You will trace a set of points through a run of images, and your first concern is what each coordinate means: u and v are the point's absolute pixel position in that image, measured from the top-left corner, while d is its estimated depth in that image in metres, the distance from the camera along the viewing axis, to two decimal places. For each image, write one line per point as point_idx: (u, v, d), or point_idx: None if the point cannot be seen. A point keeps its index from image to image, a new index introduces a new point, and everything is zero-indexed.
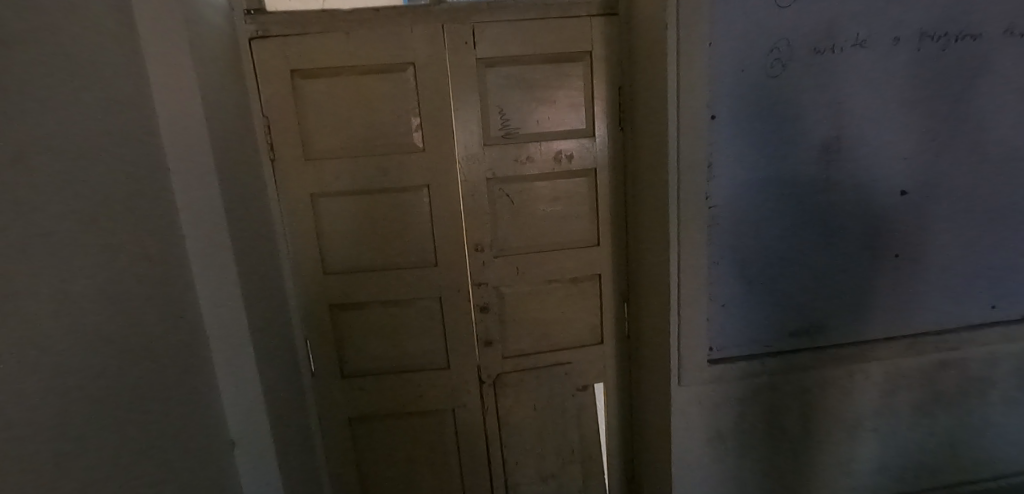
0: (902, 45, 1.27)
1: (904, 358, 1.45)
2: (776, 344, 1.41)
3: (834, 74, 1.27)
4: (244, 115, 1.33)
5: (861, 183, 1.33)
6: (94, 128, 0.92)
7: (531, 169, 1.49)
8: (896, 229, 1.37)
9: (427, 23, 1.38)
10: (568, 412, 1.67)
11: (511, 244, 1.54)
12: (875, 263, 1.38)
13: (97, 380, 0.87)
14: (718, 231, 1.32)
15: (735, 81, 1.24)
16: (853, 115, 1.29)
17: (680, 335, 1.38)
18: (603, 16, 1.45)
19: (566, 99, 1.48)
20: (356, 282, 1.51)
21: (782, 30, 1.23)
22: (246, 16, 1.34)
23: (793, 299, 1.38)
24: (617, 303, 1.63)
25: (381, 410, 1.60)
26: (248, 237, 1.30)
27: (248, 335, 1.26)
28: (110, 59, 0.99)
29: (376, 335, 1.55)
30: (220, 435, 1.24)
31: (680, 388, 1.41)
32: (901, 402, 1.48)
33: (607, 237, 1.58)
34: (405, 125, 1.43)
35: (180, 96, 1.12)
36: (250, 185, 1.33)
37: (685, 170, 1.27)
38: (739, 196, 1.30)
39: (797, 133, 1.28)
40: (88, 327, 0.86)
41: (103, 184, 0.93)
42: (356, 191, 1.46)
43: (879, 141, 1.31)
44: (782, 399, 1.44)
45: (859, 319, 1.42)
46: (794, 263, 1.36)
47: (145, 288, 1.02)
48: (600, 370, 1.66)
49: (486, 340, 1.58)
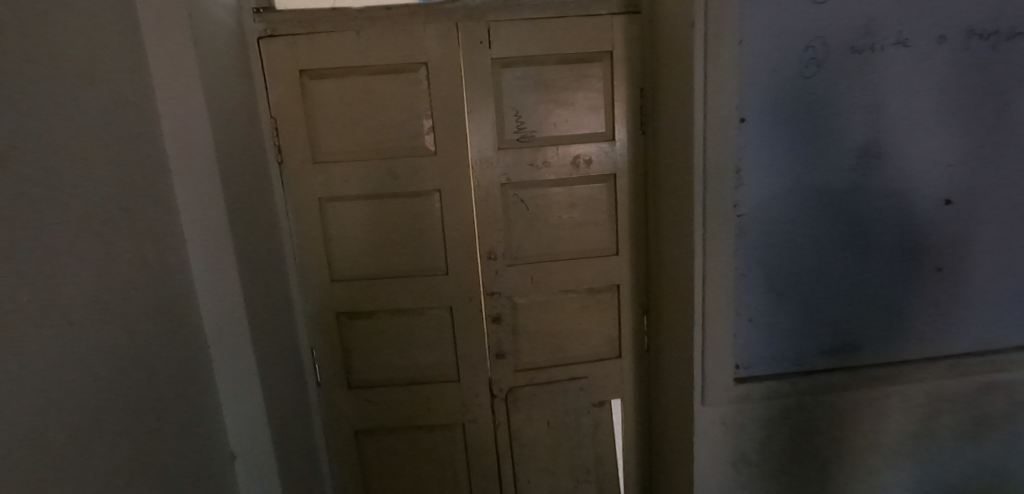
0: (948, 44, 1.18)
1: (946, 380, 1.35)
2: (807, 362, 1.32)
3: (873, 75, 1.18)
4: (251, 116, 1.29)
5: (902, 192, 1.24)
6: (91, 128, 0.88)
7: (547, 174, 1.43)
8: (939, 240, 1.27)
9: (440, 22, 1.33)
10: (583, 428, 1.60)
11: (526, 252, 1.47)
12: (916, 277, 1.29)
13: (89, 390, 0.82)
14: (746, 241, 1.24)
15: (766, 82, 1.16)
16: (894, 118, 1.21)
17: (704, 351, 1.30)
18: (624, 15, 1.38)
19: (585, 101, 1.41)
20: (364, 290, 1.46)
21: (818, 27, 1.15)
22: (255, 15, 1.31)
23: (826, 315, 1.30)
24: (636, 315, 1.55)
25: (388, 423, 1.54)
26: (253, 242, 1.25)
27: (251, 344, 1.21)
28: (110, 57, 0.95)
29: (384, 345, 1.50)
30: (221, 448, 1.19)
31: (703, 407, 1.33)
32: (942, 426, 1.38)
33: (626, 246, 1.50)
34: (416, 127, 1.37)
35: (184, 95, 1.08)
36: (256, 189, 1.29)
37: (712, 176, 1.19)
38: (770, 204, 1.22)
39: (832, 137, 1.20)
40: (80, 336, 0.81)
41: (100, 186, 0.89)
42: (365, 195, 1.41)
43: (922, 146, 1.22)
44: (813, 421, 1.35)
45: (897, 337, 1.32)
46: (828, 276, 1.28)
47: (143, 296, 0.97)
48: (617, 385, 1.58)
49: (498, 352, 1.51)
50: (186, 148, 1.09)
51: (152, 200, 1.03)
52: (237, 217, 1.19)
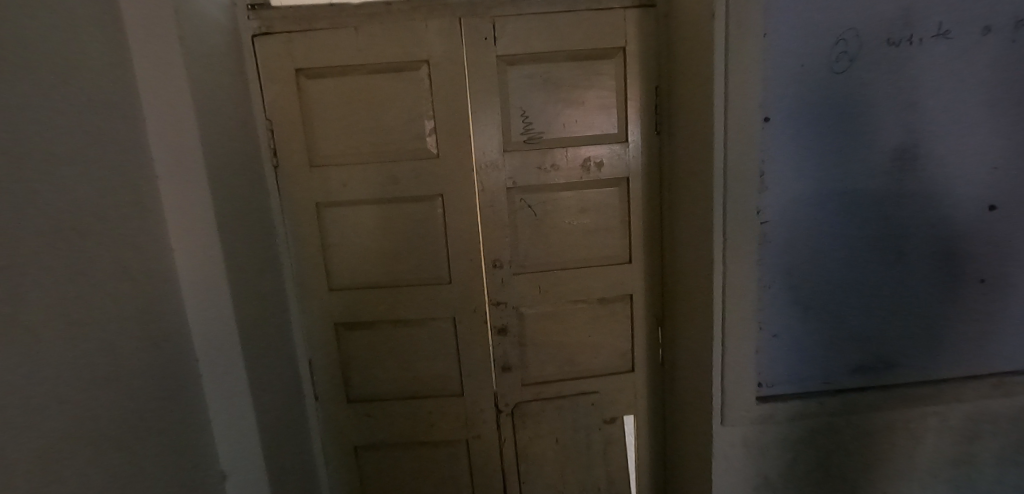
0: (993, 36, 1.08)
1: (989, 400, 1.24)
2: (836, 380, 1.22)
3: (911, 70, 1.09)
4: (244, 118, 1.23)
5: (942, 197, 1.14)
6: (69, 131, 0.82)
7: (555, 178, 1.35)
8: (983, 250, 1.17)
9: (443, 17, 1.26)
10: (593, 445, 1.51)
11: (533, 260, 1.39)
12: (957, 289, 1.19)
13: (64, 411, 0.75)
14: (770, 250, 1.15)
15: (793, 78, 1.08)
16: (932, 117, 1.11)
17: (724, 368, 1.21)
18: (638, 8, 1.30)
19: (596, 100, 1.33)
20: (364, 300, 1.39)
21: (850, 19, 1.06)
22: (249, 12, 1.25)
23: (857, 329, 1.20)
24: (650, 327, 1.46)
25: (389, 438, 1.47)
26: (246, 251, 1.19)
27: (244, 358, 1.15)
28: (92, 57, 0.89)
29: (384, 357, 1.43)
30: (211, 467, 1.13)
31: (723, 428, 1.24)
32: (985, 450, 1.27)
33: (639, 254, 1.42)
34: (418, 129, 1.30)
35: (171, 97, 1.02)
36: (250, 194, 1.23)
37: (734, 180, 1.10)
38: (796, 210, 1.13)
39: (864, 138, 1.11)
40: (56, 355, 0.75)
41: (80, 193, 0.83)
42: (364, 200, 1.34)
43: (963, 147, 1.12)
44: (843, 444, 1.24)
45: (934, 353, 1.22)
46: (859, 288, 1.18)
47: (127, 309, 0.91)
48: (630, 401, 1.49)
49: (504, 365, 1.44)
50: (174, 151, 1.04)
51: (136, 206, 0.97)
52: (229, 225, 1.13)
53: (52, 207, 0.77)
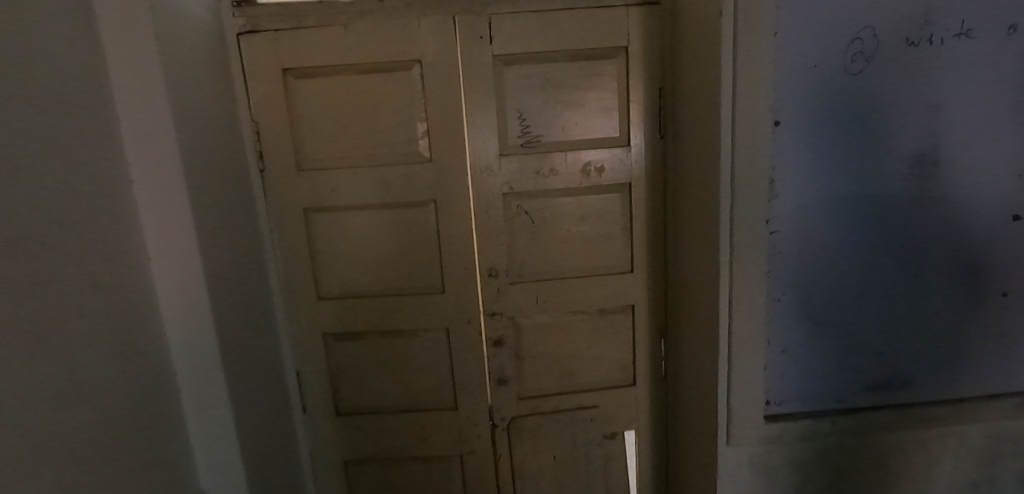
0: (1020, 35, 1.01)
1: (1012, 421, 1.17)
2: (849, 398, 1.16)
3: (930, 71, 1.02)
4: (229, 119, 1.18)
5: (963, 206, 1.07)
6: (38, 136, 0.76)
7: (554, 183, 1.29)
8: (1007, 262, 1.09)
9: (436, 15, 1.20)
10: (593, 462, 1.45)
11: (531, 269, 1.34)
12: (978, 304, 1.12)
13: (30, 436, 0.70)
14: (781, 261, 1.08)
15: (805, 79, 1.01)
16: (953, 121, 1.04)
17: (730, 385, 1.14)
18: (641, 6, 1.24)
19: (597, 103, 1.27)
20: (354, 309, 1.33)
21: (866, 16, 1.00)
22: (234, 9, 1.19)
23: (871, 345, 1.14)
24: (652, 339, 1.40)
25: (380, 453, 1.41)
26: (229, 259, 1.14)
27: (226, 371, 1.09)
28: (66, 56, 0.84)
29: (375, 369, 1.37)
30: (191, 486, 1.07)
31: (728, 448, 1.17)
32: (1008, 473, 1.20)
33: (642, 263, 1.36)
34: (410, 131, 1.25)
35: (148, 98, 0.96)
36: (235, 199, 1.17)
37: (742, 187, 1.04)
38: (808, 219, 1.07)
39: (881, 144, 1.05)
40: (23, 375, 0.70)
41: (48, 202, 0.77)
42: (354, 206, 1.28)
43: (986, 154, 1.05)
44: (857, 466, 1.18)
45: (953, 371, 1.15)
46: (874, 302, 1.12)
47: (99, 323, 0.86)
48: (631, 416, 1.43)
49: (499, 378, 1.38)
50: (151, 155, 0.98)
51: (108, 213, 0.91)
52: (210, 231, 1.07)
53: (18, 217, 0.71)
